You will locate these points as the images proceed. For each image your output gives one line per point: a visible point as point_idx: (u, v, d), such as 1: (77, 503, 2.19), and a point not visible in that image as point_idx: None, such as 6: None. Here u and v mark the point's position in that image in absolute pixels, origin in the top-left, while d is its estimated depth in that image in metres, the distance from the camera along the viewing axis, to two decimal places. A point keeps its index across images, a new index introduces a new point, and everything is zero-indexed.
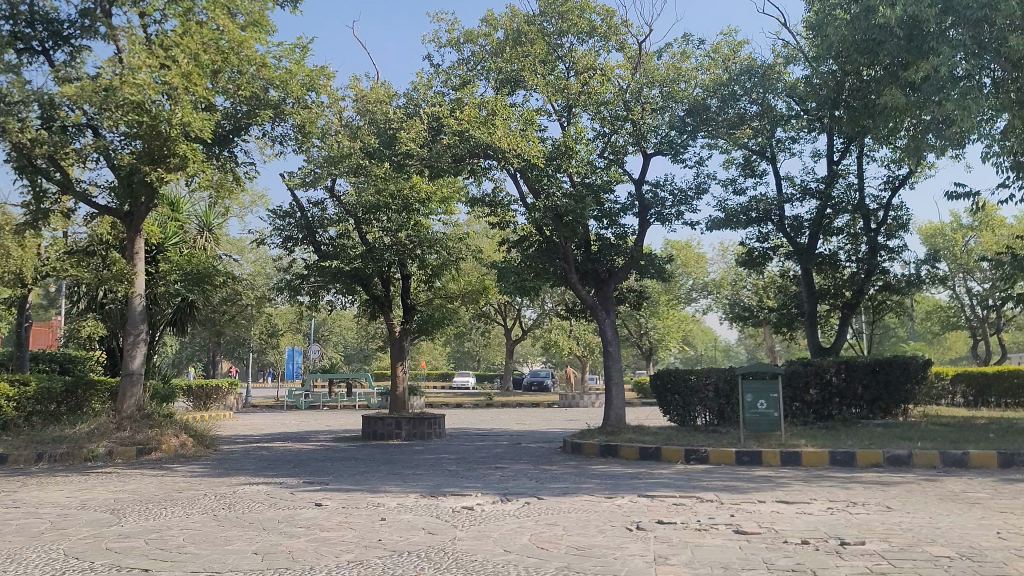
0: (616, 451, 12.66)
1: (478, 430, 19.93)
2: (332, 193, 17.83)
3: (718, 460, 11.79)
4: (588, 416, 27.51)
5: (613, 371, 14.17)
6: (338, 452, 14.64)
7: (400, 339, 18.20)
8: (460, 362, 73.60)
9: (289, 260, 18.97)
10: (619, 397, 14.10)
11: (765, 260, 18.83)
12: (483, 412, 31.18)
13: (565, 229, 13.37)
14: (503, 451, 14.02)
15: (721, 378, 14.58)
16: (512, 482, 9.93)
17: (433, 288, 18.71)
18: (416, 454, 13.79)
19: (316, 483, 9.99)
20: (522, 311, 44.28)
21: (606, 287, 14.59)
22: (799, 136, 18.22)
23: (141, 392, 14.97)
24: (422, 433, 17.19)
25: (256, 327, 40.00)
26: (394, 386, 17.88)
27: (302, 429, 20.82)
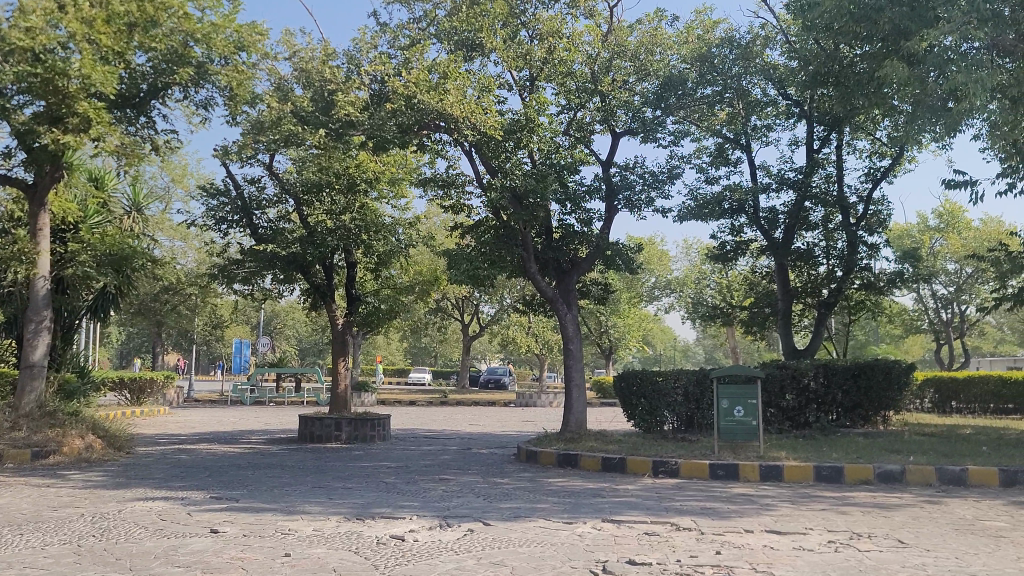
0: (576, 461, 11.34)
1: (426, 432, 18.47)
2: (271, 170, 16.26)
3: (690, 473, 10.53)
4: (545, 417, 26.19)
5: (574, 371, 12.82)
6: (267, 457, 13.12)
7: (342, 333, 16.63)
8: (417, 358, 71.98)
9: (223, 244, 17.36)
10: (581, 401, 12.76)
11: (737, 255, 17.62)
12: (436, 411, 29.69)
13: (524, 212, 11.99)
14: (450, 459, 12.62)
15: (691, 380, 13.37)
16: (456, 500, 8.54)
17: (380, 278, 17.22)
18: (354, 461, 12.33)
19: (225, 500, 8.50)
20: (480, 306, 42.88)
21: (568, 278, 13.25)
22: (776, 123, 17.05)
23: (45, 387, 13.27)
24: (364, 436, 15.71)
25: (200, 318, 38.06)
26: (335, 384, 16.38)
27: (236, 429, 19.19)
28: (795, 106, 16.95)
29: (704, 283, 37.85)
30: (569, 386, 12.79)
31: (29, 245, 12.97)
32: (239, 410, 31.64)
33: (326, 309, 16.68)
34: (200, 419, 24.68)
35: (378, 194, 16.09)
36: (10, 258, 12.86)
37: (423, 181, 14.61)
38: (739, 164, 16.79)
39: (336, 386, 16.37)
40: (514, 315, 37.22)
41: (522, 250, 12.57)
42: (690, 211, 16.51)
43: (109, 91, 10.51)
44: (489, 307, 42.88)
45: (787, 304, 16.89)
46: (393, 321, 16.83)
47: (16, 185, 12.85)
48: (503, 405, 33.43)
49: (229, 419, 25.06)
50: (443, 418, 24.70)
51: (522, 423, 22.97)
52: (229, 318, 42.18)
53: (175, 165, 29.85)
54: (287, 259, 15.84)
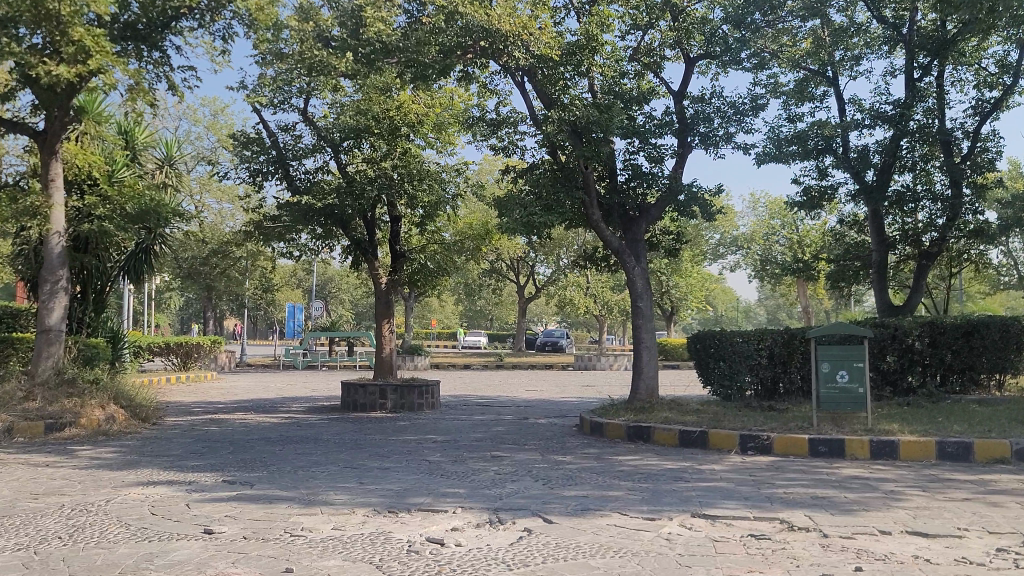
0: (648, 435, 9.87)
1: (480, 399, 17.12)
2: (305, 116, 14.86)
3: (785, 450, 8.97)
4: (606, 382, 24.71)
5: (643, 333, 11.25)
6: (303, 429, 11.89)
7: (386, 292, 15.27)
8: (471, 322, 70.90)
9: (258, 198, 16.14)
10: (652, 364, 11.22)
11: (824, 199, 15.85)
12: (491, 375, 28.40)
13: (584, 146, 10.40)
14: (504, 432, 11.23)
15: (778, 341, 11.89)
16: (511, 486, 7.11)
17: (427, 233, 15.80)
18: (397, 434, 11.01)
19: (239, 485, 7.19)
20: (536, 266, 41.36)
21: (636, 226, 11.60)
22: (868, 54, 15.02)
23: (64, 353, 12.22)
24: (411, 405, 14.41)
25: (250, 282, 37.33)
26: (379, 347, 15.07)
27: (279, 396, 18.10)
28: (890, 31, 14.94)
29: (773, 239, 35.72)
30: (637, 348, 11.25)
31: (43, 198, 11.79)
32: (289, 375, 30.79)
33: (368, 267, 15.33)
34: (246, 385, 23.76)
35: (423, 141, 14.58)
36: (24, 213, 11.68)
37: (470, 123, 13.07)
38: (826, 98, 14.92)
39: (380, 349, 15.06)
40: (571, 275, 35.68)
41: (584, 194, 10.98)
42: (770, 152, 14.76)
43: (106, 14, 9.18)
44: (545, 268, 41.37)
45: (882, 255, 15.05)
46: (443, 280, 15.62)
47: (24, 130, 11.68)
48: (562, 368, 32.06)
49: (277, 385, 24.12)
50: (497, 384, 23.38)
51: (580, 388, 21.56)
52: (280, 282, 41.43)
53: (221, 125, 28.90)
54: (324, 211, 14.50)
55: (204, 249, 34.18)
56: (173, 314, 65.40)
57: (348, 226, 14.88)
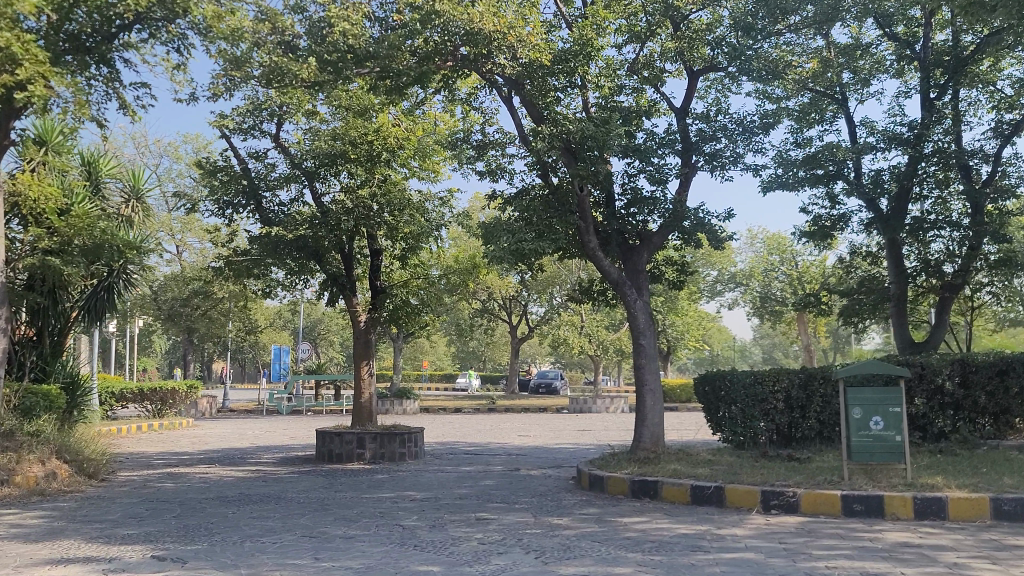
0: (655, 491, 8.68)
1: (469, 447, 15.86)
2: (278, 142, 13.78)
3: (815, 508, 7.78)
4: (603, 425, 23.45)
5: (646, 373, 10.09)
6: (269, 485, 10.66)
7: (365, 332, 14.09)
8: (464, 363, 69.50)
9: (229, 233, 15.03)
10: (658, 410, 10.04)
11: (835, 227, 14.93)
12: (483, 420, 27.07)
13: (578, 166, 9.38)
14: (493, 487, 10.02)
15: (795, 381, 10.72)
16: (496, 562, 5.90)
17: (410, 268, 14.64)
18: (372, 491, 9.78)
19: (169, 563, 5.96)
20: (528, 306, 40.29)
21: (636, 255, 10.48)
22: (879, 75, 14.12)
23: (2, 401, 10.99)
24: (392, 454, 13.19)
25: (233, 324, 36.07)
26: (356, 392, 13.83)
27: (252, 445, 16.80)
28: (902, 49, 14.03)
29: (772, 276, 34.79)
30: (640, 391, 10.10)
31: None
32: (271, 421, 29.43)
33: (347, 304, 14.18)
34: (222, 432, 22.44)
35: (406, 168, 13.56)
36: None
37: (455, 146, 12.03)
38: (835, 121, 13.96)
39: (357, 396, 13.82)
40: (565, 313, 34.59)
41: (580, 219, 9.89)
42: (777, 179, 13.81)
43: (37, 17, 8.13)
44: (537, 308, 40.29)
45: (900, 287, 13.94)
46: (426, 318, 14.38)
47: None
48: (556, 411, 30.76)
49: (254, 432, 22.79)
50: (487, 429, 22.14)
51: (575, 433, 20.30)
52: (264, 323, 40.19)
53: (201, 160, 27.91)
54: (297, 244, 13.37)
55: (184, 290, 33.01)
56: (158, 358, 63.95)
57: (325, 259, 13.77)
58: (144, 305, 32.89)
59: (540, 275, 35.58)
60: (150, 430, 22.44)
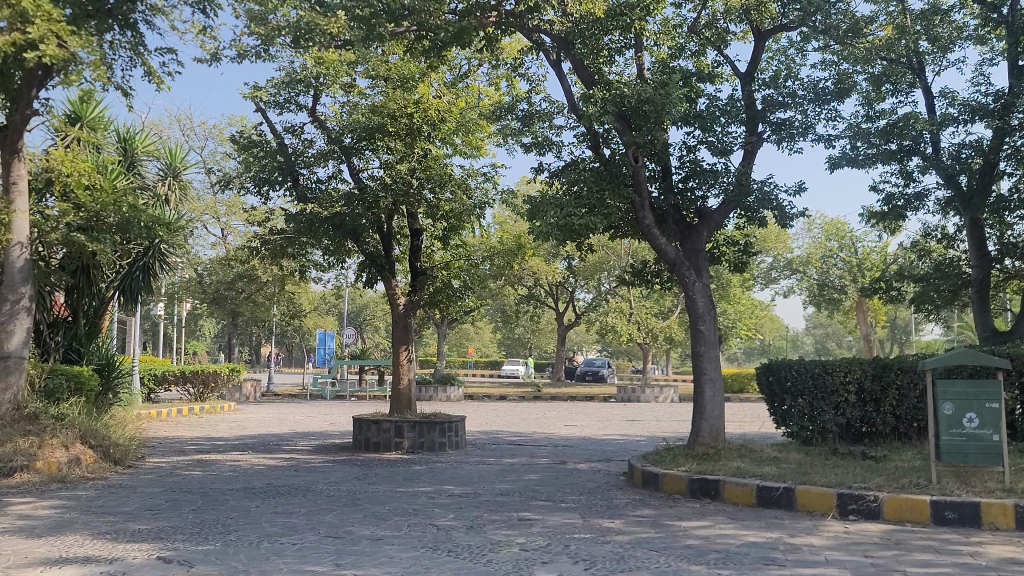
0: (716, 491, 7.87)
1: (512, 437, 15.15)
2: (314, 116, 13.15)
3: (899, 515, 6.90)
4: (653, 416, 22.60)
5: (705, 362, 9.25)
6: (300, 475, 10.05)
7: (404, 316, 13.44)
8: (509, 351, 68.94)
9: (265, 211, 14.48)
10: (718, 402, 9.21)
11: (908, 208, 13.86)
12: (528, 408, 26.42)
13: (633, 134, 8.56)
14: (537, 482, 9.27)
15: (868, 372, 9.80)
16: (540, 574, 5.15)
17: (451, 250, 13.94)
18: (407, 484, 9.11)
19: (175, 566, 5.32)
20: (575, 292, 39.48)
21: (695, 234, 9.61)
22: (960, 43, 13.05)
23: (25, 382, 10.53)
24: (432, 444, 12.54)
25: (277, 308, 35.86)
26: (395, 378, 13.20)
27: (289, 432, 16.30)
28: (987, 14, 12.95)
29: (830, 263, 33.55)
30: (698, 382, 9.28)
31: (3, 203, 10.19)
32: (314, 407, 29.11)
33: (386, 287, 13.56)
34: (262, 417, 22.07)
35: (448, 144, 12.85)
36: None
37: (501, 117, 11.26)
38: (911, 93, 12.94)
39: (396, 382, 13.19)
40: (613, 299, 33.74)
41: (634, 193, 9.07)
42: (846, 155, 12.85)
43: None
44: (584, 295, 39.48)
45: (981, 272, 12.85)
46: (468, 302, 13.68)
47: None
48: (602, 400, 29.97)
49: (294, 418, 22.38)
50: (531, 418, 21.45)
51: (623, 423, 19.50)
52: (308, 308, 39.96)
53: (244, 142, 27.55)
54: (333, 222, 12.74)
55: (229, 273, 32.84)
56: (206, 342, 64.41)
57: (362, 238, 13.14)
58: (189, 288, 32.77)
59: (588, 259, 34.92)
60: (191, 415, 22.16)
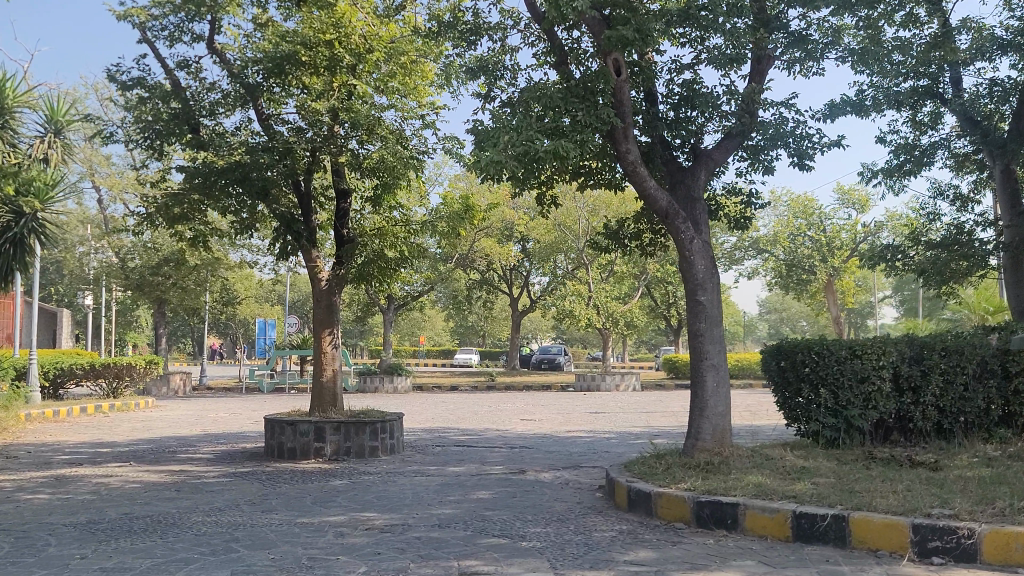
0: (733, 518, 5.73)
1: (461, 437, 12.88)
2: (213, 51, 10.67)
3: (1007, 557, 4.81)
4: (617, 406, 20.51)
5: (705, 343, 7.10)
6: (179, 498, 7.68)
7: (329, 294, 11.08)
8: (462, 339, 66.60)
9: (158, 171, 11.94)
10: (722, 393, 7.09)
11: (922, 163, 11.84)
12: (481, 399, 24.16)
13: (617, 27, 6.32)
14: (488, 505, 7.02)
15: (905, 352, 7.75)
16: None
17: (385, 215, 11.59)
18: (316, 511, 6.81)
19: None
20: (531, 275, 37.24)
21: (692, 175, 7.44)
22: None
23: None
24: (361, 449, 10.26)
25: (209, 295, 33.04)
26: (316, 368, 10.83)
27: (198, 434, 13.79)
28: None
29: (798, 241, 31.88)
30: (696, 369, 7.15)
31: None
32: (246, 401, 26.53)
33: (305, 258, 11.12)
34: (179, 415, 19.42)
35: (377, 81, 10.48)
36: None
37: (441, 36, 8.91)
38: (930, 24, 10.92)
39: (317, 374, 10.84)
40: (571, 282, 31.57)
41: (617, 117, 6.86)
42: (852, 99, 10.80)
43: None
44: (540, 279, 37.27)
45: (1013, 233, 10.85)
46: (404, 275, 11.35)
47: None
48: (561, 390, 27.86)
49: (217, 415, 19.80)
50: (483, 410, 19.18)
51: (587, 416, 17.37)
52: (245, 294, 37.11)
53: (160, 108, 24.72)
54: (228, 171, 9.93)
55: (153, 257, 29.88)
56: (142, 334, 60.80)
57: (271, 198, 10.60)
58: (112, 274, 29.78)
59: (544, 240, 32.75)
60: (96, 414, 19.43)
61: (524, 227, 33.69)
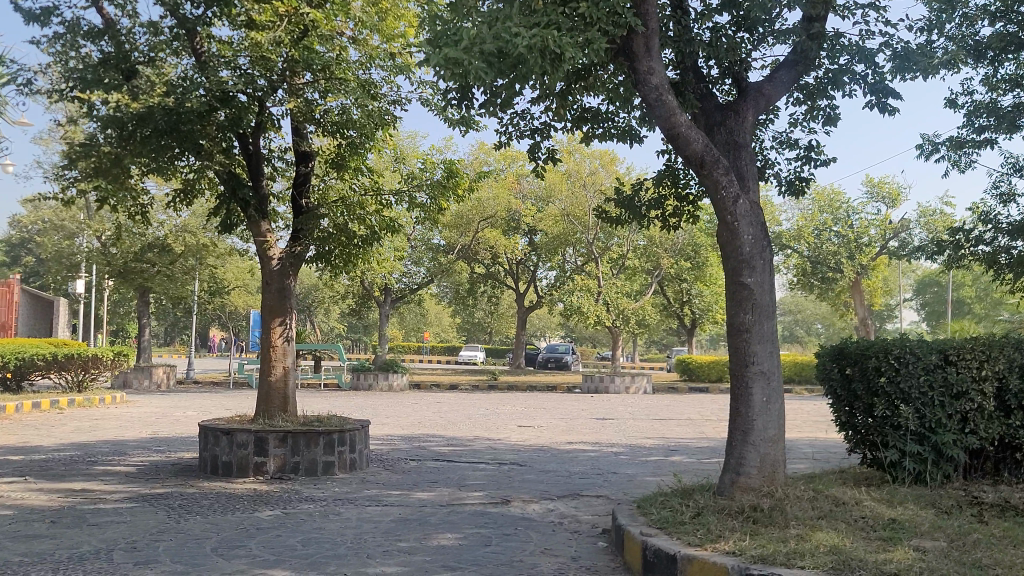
0: None
1: (443, 447, 10.96)
2: None
3: None
4: (627, 411, 18.63)
5: (752, 342, 5.18)
6: (42, 536, 5.76)
7: (279, 276, 9.10)
8: (469, 336, 64.68)
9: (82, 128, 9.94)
10: (772, 412, 5.18)
11: (1001, 131, 9.89)
12: (480, 400, 22.28)
13: None
14: (449, 559, 5.09)
15: (1013, 359, 5.81)
16: None
17: (352, 182, 9.74)
18: (208, 567, 4.88)
19: None
20: (539, 270, 35.28)
21: (738, 110, 5.53)
22: None
23: None
24: (312, 465, 8.38)
25: (196, 284, 31.19)
26: (263, 365, 8.94)
27: (138, 438, 11.88)
28: None
29: (823, 237, 29.94)
30: (739, 379, 5.23)
31: None
32: (227, 397, 24.68)
33: (253, 231, 9.17)
34: (143, 413, 17.54)
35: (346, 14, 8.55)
36: None
37: None
38: None
39: (265, 373, 8.94)
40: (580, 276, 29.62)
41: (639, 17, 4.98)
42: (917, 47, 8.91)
43: None
44: (547, 273, 35.32)
45: None
46: (368, 251, 9.60)
47: None
48: (567, 391, 26.01)
49: (184, 414, 17.89)
50: (478, 414, 17.27)
51: (592, 423, 15.46)
52: (236, 285, 35.25)
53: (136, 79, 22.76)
54: (146, 113, 7.85)
55: None
56: None
57: (206, 153, 8.58)
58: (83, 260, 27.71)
59: (552, 231, 30.90)
60: (52, 410, 17.54)
61: (531, 218, 31.78)
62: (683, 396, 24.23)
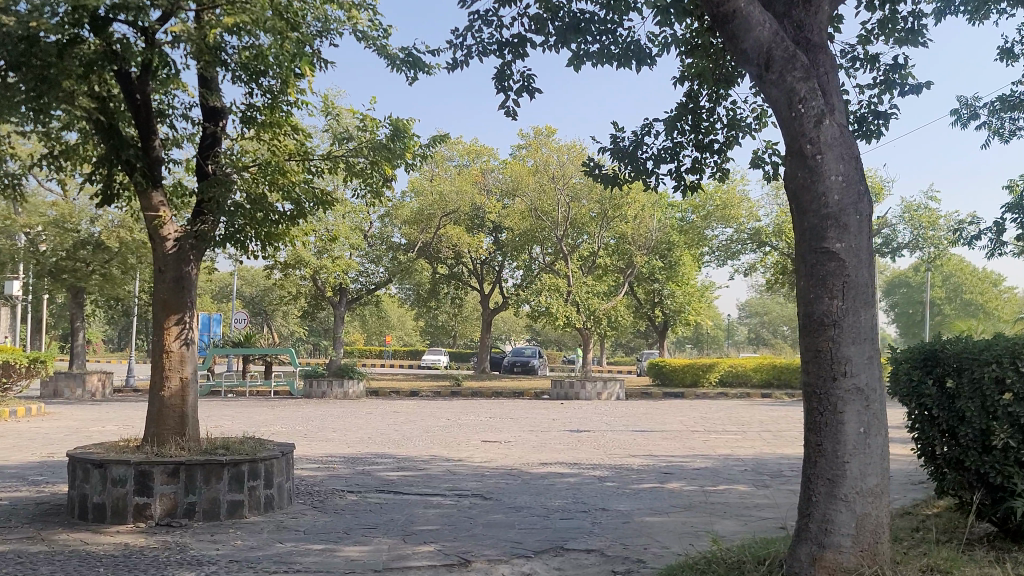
0: None
1: (391, 473, 9.01)
2: None
3: None
4: (605, 421, 16.75)
5: (844, 341, 3.98)
6: None
7: (175, 261, 7.10)
8: (434, 340, 62.41)
9: None
10: (873, 449, 3.95)
11: None
12: (440, 408, 20.29)
13: None
14: None
15: None
16: None
17: (274, 142, 7.82)
18: None
19: None
20: (505, 269, 33.33)
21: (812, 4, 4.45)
22: None
23: None
24: (212, 508, 6.41)
25: (134, 284, 28.73)
26: (155, 376, 6.95)
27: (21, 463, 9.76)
28: None
29: None
30: (823, 400, 4.02)
31: None
32: None
33: (143, 206, 7.20)
34: (55, 427, 15.31)
35: None
36: None
37: None
38: None
39: (158, 388, 6.94)
40: (548, 274, 27.74)
41: None
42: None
43: None
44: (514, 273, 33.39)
45: None
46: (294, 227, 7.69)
47: None
48: (535, 397, 24.10)
49: (102, 428, 15.65)
50: (437, 426, 15.31)
51: (568, 437, 13.56)
52: None
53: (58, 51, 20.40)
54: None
55: None
56: None
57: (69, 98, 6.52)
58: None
59: (518, 227, 28.96)
60: None
61: (496, 215, 29.87)
62: (660, 403, 22.43)
